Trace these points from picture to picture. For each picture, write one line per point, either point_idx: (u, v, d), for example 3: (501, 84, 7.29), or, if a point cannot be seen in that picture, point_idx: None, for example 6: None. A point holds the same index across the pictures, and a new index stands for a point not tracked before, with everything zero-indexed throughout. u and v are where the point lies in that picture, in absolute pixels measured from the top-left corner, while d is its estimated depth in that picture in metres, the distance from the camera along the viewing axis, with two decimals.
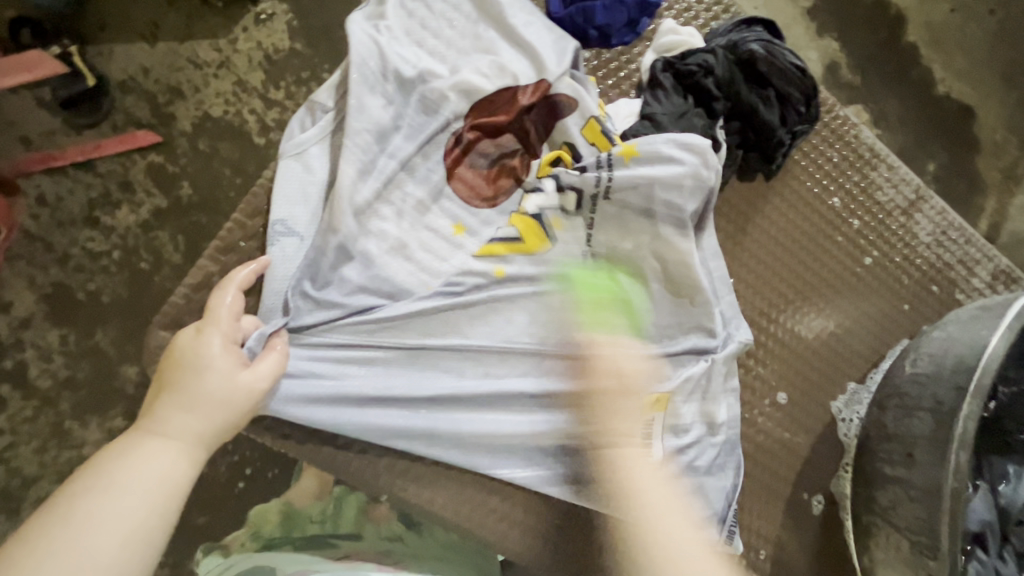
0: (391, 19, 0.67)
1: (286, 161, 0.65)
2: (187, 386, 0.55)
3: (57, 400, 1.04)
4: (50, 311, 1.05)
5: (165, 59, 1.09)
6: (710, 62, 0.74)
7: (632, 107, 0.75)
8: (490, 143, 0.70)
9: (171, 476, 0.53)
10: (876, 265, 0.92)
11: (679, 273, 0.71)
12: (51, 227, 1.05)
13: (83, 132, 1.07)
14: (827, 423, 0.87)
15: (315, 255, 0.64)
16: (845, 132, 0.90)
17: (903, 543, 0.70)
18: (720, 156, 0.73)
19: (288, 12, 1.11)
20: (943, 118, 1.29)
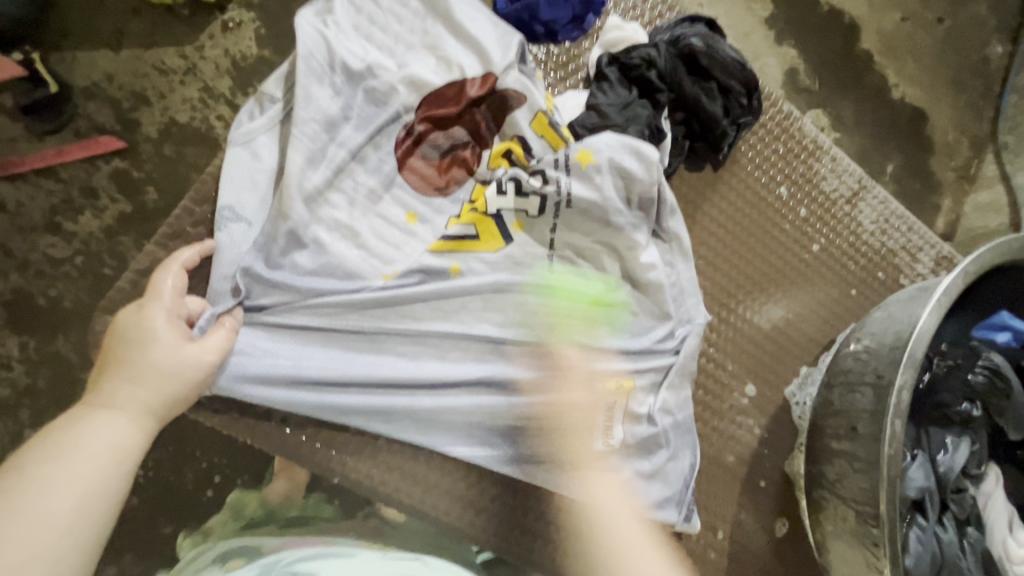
0: (338, 13, 0.69)
1: (233, 149, 0.66)
2: (132, 360, 0.56)
3: (16, 409, 1.02)
4: (10, 319, 1.03)
5: (129, 66, 1.09)
6: (653, 56, 0.77)
7: (580, 99, 0.78)
8: (441, 135, 0.71)
9: (121, 444, 0.53)
10: (824, 252, 0.95)
11: (633, 265, 0.73)
12: (11, 234, 1.04)
13: (45, 138, 1.07)
14: (780, 406, 0.90)
15: (267, 241, 0.65)
16: (789, 125, 0.94)
17: (849, 514, 0.72)
18: (664, 145, 0.76)
19: (255, 20, 1.13)
20: (896, 119, 1.34)
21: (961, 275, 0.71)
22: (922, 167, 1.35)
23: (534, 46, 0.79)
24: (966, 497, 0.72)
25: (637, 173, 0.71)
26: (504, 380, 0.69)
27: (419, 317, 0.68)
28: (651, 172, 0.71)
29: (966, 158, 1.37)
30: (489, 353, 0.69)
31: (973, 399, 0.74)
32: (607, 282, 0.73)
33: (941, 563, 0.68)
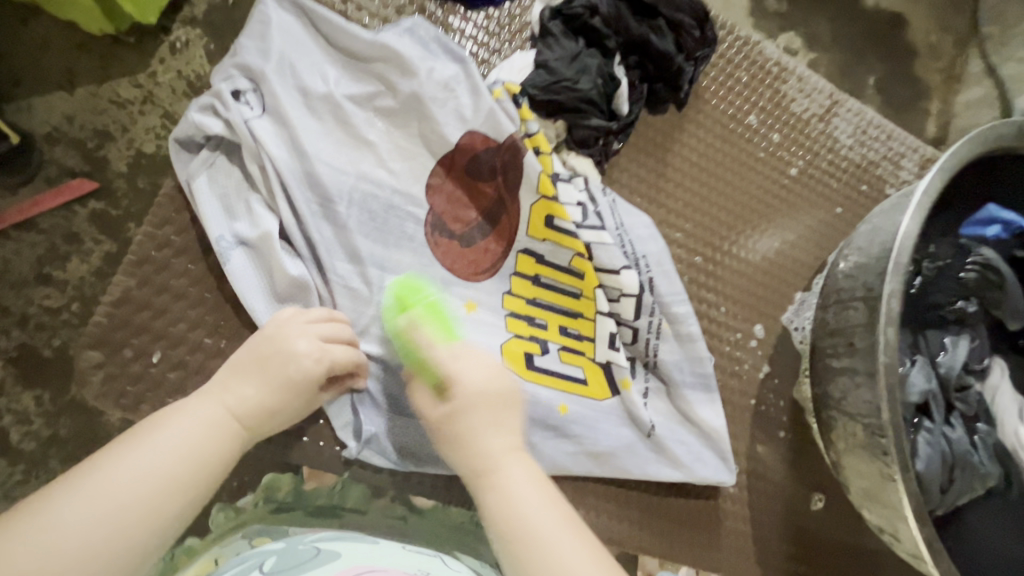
0: (276, 25, 0.64)
1: (196, 183, 0.62)
2: (268, 357, 0.55)
3: (44, 459, 1.04)
4: (20, 374, 1.05)
5: (87, 104, 1.09)
6: (594, 2, 0.75)
7: (526, 59, 0.75)
8: (446, 202, 0.69)
9: (194, 447, 0.50)
10: (803, 175, 0.94)
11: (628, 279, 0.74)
12: (4, 290, 1.05)
13: (18, 191, 1.07)
14: (780, 335, 0.90)
15: (269, 260, 0.62)
16: (749, 51, 0.92)
17: (857, 429, 0.72)
18: (620, 91, 0.75)
19: (202, 36, 1.12)
20: (871, 27, 1.30)
21: (940, 173, 0.70)
22: (907, 73, 1.31)
23: (473, 13, 0.77)
24: (971, 394, 0.72)
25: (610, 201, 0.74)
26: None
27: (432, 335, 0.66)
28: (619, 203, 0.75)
29: (948, 56, 1.33)
30: None
31: (967, 296, 0.74)
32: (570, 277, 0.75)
33: (952, 461, 0.68)
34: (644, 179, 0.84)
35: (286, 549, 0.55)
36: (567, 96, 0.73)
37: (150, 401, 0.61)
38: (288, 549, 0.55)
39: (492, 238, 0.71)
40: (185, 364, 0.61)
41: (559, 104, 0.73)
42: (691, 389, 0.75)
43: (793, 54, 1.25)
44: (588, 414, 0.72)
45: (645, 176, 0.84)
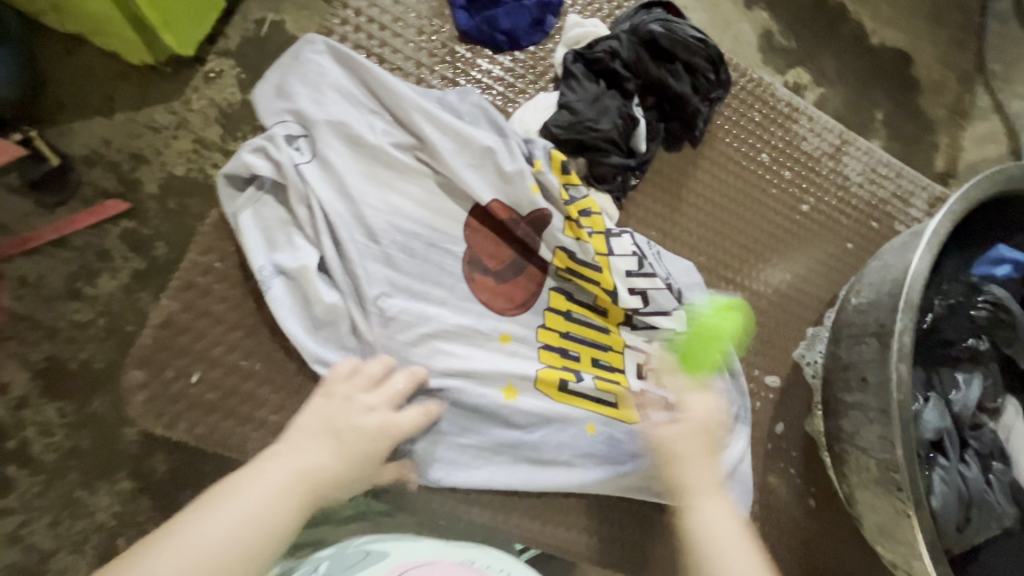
0: (327, 78, 0.72)
1: (244, 216, 0.68)
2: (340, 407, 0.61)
3: (64, 470, 1.08)
4: (45, 386, 1.09)
5: (124, 129, 1.15)
6: (615, 48, 0.79)
7: (550, 99, 0.79)
8: (485, 245, 0.76)
9: (286, 479, 0.54)
10: (814, 211, 0.97)
11: (650, 316, 0.78)
12: (36, 305, 1.10)
13: (55, 210, 1.13)
14: (791, 368, 0.91)
15: (306, 290, 0.67)
16: (761, 92, 0.95)
17: (870, 463, 0.73)
18: (639, 129, 0.78)
19: (235, 66, 1.19)
20: (880, 65, 1.34)
21: (948, 215, 0.73)
22: (913, 109, 1.34)
23: (500, 55, 0.82)
24: (985, 433, 0.74)
25: (630, 237, 0.77)
26: (525, 415, 0.71)
27: (466, 359, 0.71)
28: (637, 237, 0.78)
29: (956, 93, 1.36)
30: (513, 392, 0.72)
31: (978, 334, 0.75)
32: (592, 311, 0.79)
33: (967, 499, 0.70)
34: (661, 215, 0.87)
35: (337, 553, 0.59)
36: (589, 135, 0.76)
37: (190, 417, 0.65)
38: (339, 553, 0.59)
39: (522, 276, 0.77)
40: (222, 383, 0.67)
41: (581, 143, 0.77)
42: None
43: (802, 88, 1.28)
44: (615, 437, 0.74)
45: (662, 212, 0.87)
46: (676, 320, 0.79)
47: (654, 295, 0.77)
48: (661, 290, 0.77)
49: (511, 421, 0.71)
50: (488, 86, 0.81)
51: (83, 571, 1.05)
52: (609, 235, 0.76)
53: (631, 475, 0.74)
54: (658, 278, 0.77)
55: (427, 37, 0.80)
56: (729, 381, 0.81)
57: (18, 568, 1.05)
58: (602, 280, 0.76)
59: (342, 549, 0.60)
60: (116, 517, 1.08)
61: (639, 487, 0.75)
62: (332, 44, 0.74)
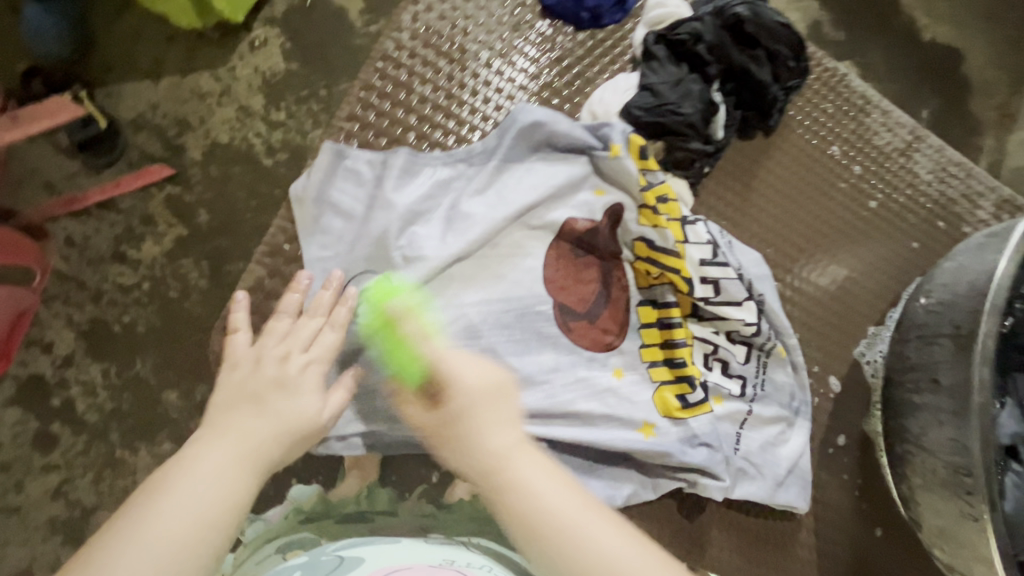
0: (425, 60, 0.76)
1: (336, 181, 0.71)
2: (259, 396, 0.55)
3: (106, 430, 1.14)
4: (89, 347, 1.14)
5: (170, 93, 1.18)
6: (700, 29, 0.76)
7: (630, 80, 0.77)
8: (610, 323, 0.76)
9: (223, 467, 0.48)
10: (882, 208, 0.94)
11: (722, 308, 0.76)
12: (82, 266, 1.15)
13: (102, 172, 1.16)
14: (851, 366, 0.90)
15: (385, 257, 0.70)
16: (836, 83, 0.93)
17: (937, 466, 0.73)
18: (718, 117, 0.76)
19: (280, 35, 1.20)
20: (928, 61, 1.30)
21: None
22: (960, 110, 1.30)
23: (582, 33, 0.80)
24: None
25: (703, 224, 0.76)
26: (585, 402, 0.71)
27: (530, 336, 0.71)
28: (709, 224, 0.77)
29: (1005, 94, 1.31)
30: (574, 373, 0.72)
31: None
32: (664, 300, 0.77)
33: None
34: (731, 204, 0.86)
35: (310, 560, 0.55)
36: (671, 119, 0.74)
37: None
38: (312, 560, 0.55)
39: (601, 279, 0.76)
40: None
41: (662, 126, 0.75)
42: (764, 414, 0.79)
43: None
44: (672, 428, 0.73)
45: (731, 200, 0.86)
46: (749, 311, 0.76)
47: (726, 285, 0.75)
48: (732, 280, 0.75)
49: (571, 404, 0.71)
50: (570, 61, 0.79)
51: None
52: (685, 222, 0.74)
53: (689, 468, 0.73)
54: (730, 267, 0.75)
55: (511, 11, 0.79)
56: (791, 375, 0.80)
57: (62, 520, 1.12)
58: (680, 268, 0.74)
59: (315, 557, 0.56)
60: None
61: (691, 481, 0.74)
62: (417, 20, 0.76)
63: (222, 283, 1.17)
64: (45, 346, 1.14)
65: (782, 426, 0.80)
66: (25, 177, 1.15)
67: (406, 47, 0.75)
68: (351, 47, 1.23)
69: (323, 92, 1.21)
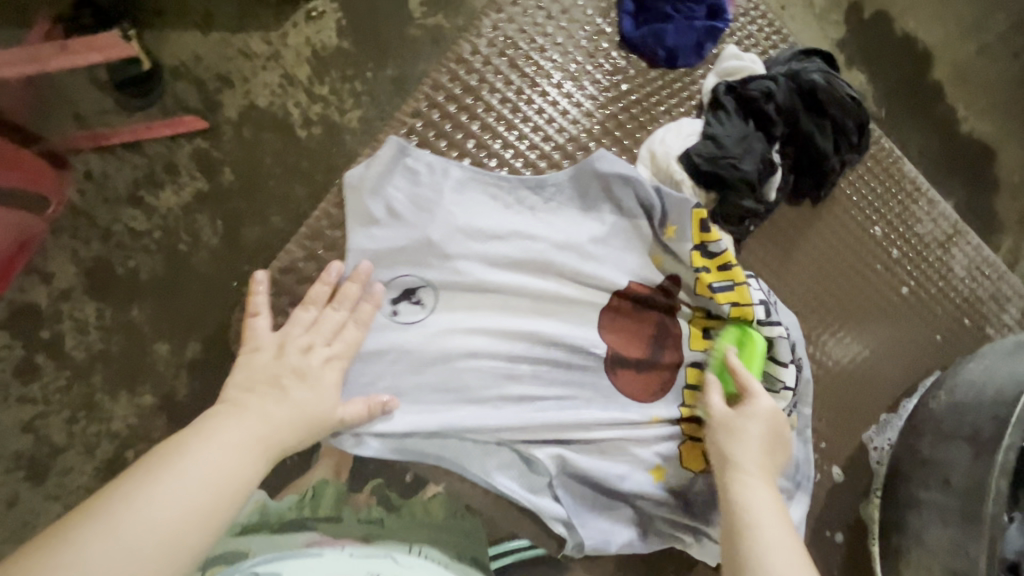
0: (500, 72, 0.75)
1: (395, 174, 0.69)
2: (281, 383, 0.59)
3: (90, 372, 1.11)
4: (88, 285, 1.12)
5: (217, 48, 1.17)
6: (772, 89, 0.76)
7: (695, 126, 0.76)
8: (653, 378, 0.74)
9: (241, 443, 0.53)
10: (913, 295, 0.94)
11: (764, 370, 0.75)
12: (96, 203, 1.13)
13: (135, 113, 1.15)
14: (858, 449, 0.89)
15: (431, 261, 0.68)
16: (889, 164, 0.93)
17: (934, 567, 0.73)
18: (773, 180, 0.76)
19: (338, 11, 1.20)
20: (963, 153, 1.31)
21: None
22: (983, 207, 1.32)
23: (655, 70, 0.79)
24: None
25: (756, 283, 0.75)
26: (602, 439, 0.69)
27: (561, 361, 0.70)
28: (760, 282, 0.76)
29: None
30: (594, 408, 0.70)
31: None
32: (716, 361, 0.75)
33: None
34: (769, 267, 0.86)
35: None
36: (730, 173, 0.73)
37: None
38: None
39: (654, 337, 0.75)
40: None
41: (719, 179, 0.73)
42: (772, 486, 0.77)
43: None
44: (682, 482, 0.72)
45: (770, 263, 0.86)
46: (788, 376, 0.74)
47: (775, 345, 0.74)
48: (784, 342, 0.74)
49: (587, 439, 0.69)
50: (637, 96, 0.78)
51: (88, 472, 1.09)
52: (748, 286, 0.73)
53: (690, 524, 0.71)
54: (782, 327, 0.74)
55: (588, 37, 0.78)
56: (800, 447, 0.79)
57: (27, 456, 1.08)
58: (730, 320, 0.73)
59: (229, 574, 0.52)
60: (130, 429, 1.10)
61: (686, 541, 0.72)
62: (498, 28, 0.76)
63: (234, 246, 1.15)
64: (44, 276, 1.11)
65: (783, 496, 0.78)
66: (55, 103, 1.13)
67: (481, 53, 0.75)
68: (406, 37, 1.22)
69: (369, 73, 1.21)
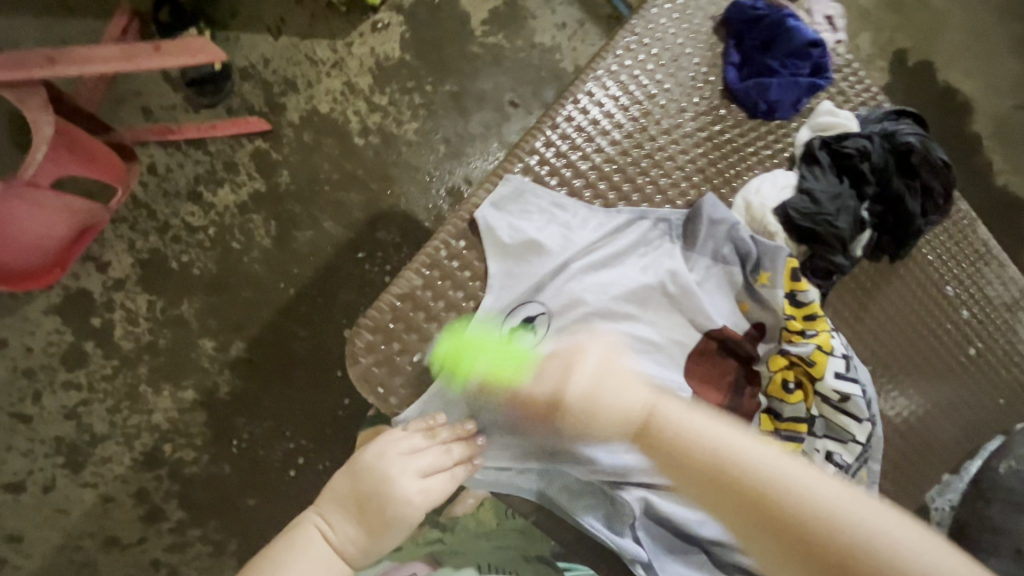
0: (612, 113, 0.77)
1: (507, 208, 0.70)
2: (383, 467, 0.62)
3: (136, 362, 1.11)
4: (142, 277, 1.13)
5: (285, 53, 1.19)
6: (868, 148, 0.77)
7: (789, 179, 0.77)
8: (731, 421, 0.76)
9: (342, 524, 0.60)
10: (980, 356, 0.93)
11: (837, 424, 0.76)
12: (157, 196, 1.14)
13: (202, 111, 1.16)
14: (919, 509, 0.89)
15: (533, 297, 0.70)
16: (963, 226, 0.93)
17: None
18: (861, 238, 0.77)
19: (403, 24, 1.22)
20: (1001, 209, 1.34)
21: None
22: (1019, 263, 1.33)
23: (752, 121, 0.81)
24: None
25: (839, 338, 0.76)
26: (680, 483, 0.71)
27: None
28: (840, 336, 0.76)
29: None
30: None
31: None
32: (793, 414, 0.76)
33: None
34: (842, 319, 0.86)
35: None
36: (825, 229, 0.74)
37: (388, 385, 0.67)
38: None
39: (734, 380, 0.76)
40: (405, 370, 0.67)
41: (813, 234, 0.75)
42: None
43: None
44: None
45: (844, 315, 0.86)
46: (861, 433, 0.76)
47: (853, 401, 0.75)
48: (861, 400, 0.75)
49: (666, 482, 0.71)
50: (729, 141, 0.80)
51: (125, 463, 1.10)
52: (831, 336, 0.74)
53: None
54: (860, 386, 0.75)
55: (682, 78, 0.79)
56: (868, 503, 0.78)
57: (67, 442, 1.09)
58: (812, 371, 0.74)
59: None
60: (170, 423, 1.11)
61: None
62: (613, 70, 0.77)
63: (287, 249, 1.16)
64: (100, 265, 1.12)
65: None
66: (126, 96, 1.15)
67: (596, 97, 0.76)
68: (468, 54, 1.24)
69: (428, 87, 1.22)
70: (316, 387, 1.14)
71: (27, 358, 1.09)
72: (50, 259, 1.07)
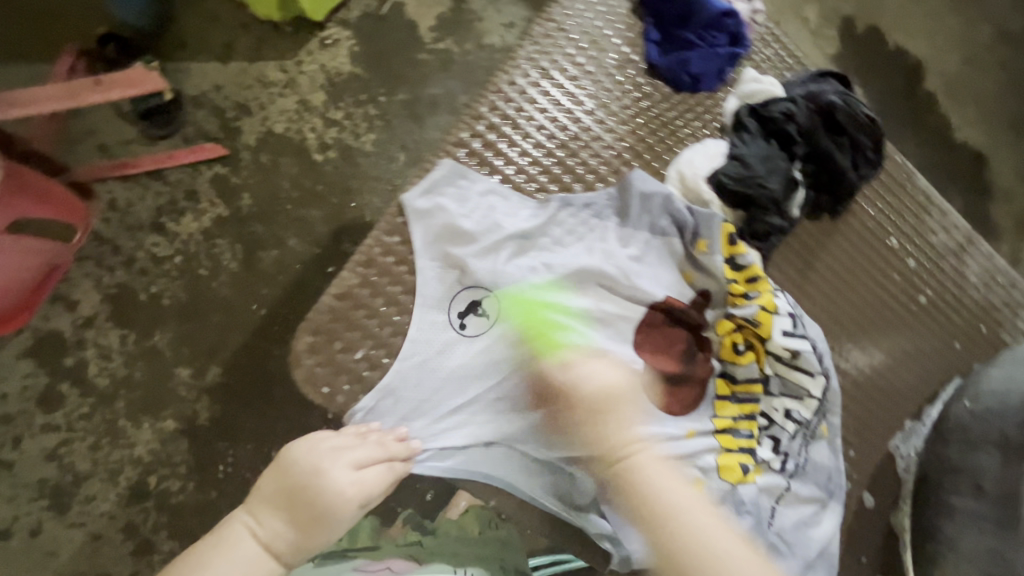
0: (537, 100, 0.79)
1: (438, 201, 0.72)
2: (316, 462, 0.63)
3: (113, 398, 1.11)
4: (112, 312, 1.13)
5: (235, 77, 1.20)
6: (792, 110, 0.79)
7: (719, 147, 0.79)
8: (687, 390, 0.77)
9: (271, 522, 0.60)
10: (930, 304, 0.95)
11: (793, 381, 0.78)
12: (119, 231, 1.15)
13: (158, 142, 1.17)
14: (886, 457, 0.90)
15: (470, 285, 0.72)
16: (901, 178, 0.96)
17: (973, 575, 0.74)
18: (796, 196, 0.79)
19: (350, 38, 1.23)
20: (959, 161, 1.35)
21: None
22: (980, 213, 1.35)
23: (681, 94, 0.83)
24: None
25: (784, 296, 0.77)
26: None
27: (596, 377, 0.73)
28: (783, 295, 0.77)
29: None
30: None
31: None
32: (747, 375, 0.78)
33: None
34: (792, 281, 0.89)
35: None
36: (757, 192, 0.76)
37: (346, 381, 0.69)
38: None
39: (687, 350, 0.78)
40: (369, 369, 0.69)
41: (747, 198, 0.76)
42: (807, 498, 0.77)
43: None
44: (719, 492, 0.73)
45: (793, 277, 0.89)
46: (816, 387, 0.77)
47: (804, 357, 0.76)
48: (811, 354, 0.76)
49: None
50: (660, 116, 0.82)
51: (111, 499, 1.09)
52: (774, 295, 0.75)
53: None
54: (808, 341, 0.76)
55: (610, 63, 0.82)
56: (831, 456, 0.79)
57: (51, 484, 1.09)
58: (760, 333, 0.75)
59: None
60: (152, 454, 1.11)
61: None
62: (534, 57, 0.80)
63: (254, 270, 1.16)
64: (69, 304, 1.12)
65: (817, 504, 0.78)
66: (82, 135, 1.15)
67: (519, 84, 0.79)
68: (418, 61, 1.25)
69: (381, 98, 1.23)
70: (294, 403, 1.13)
71: (4, 404, 1.09)
72: (19, 303, 1.08)
